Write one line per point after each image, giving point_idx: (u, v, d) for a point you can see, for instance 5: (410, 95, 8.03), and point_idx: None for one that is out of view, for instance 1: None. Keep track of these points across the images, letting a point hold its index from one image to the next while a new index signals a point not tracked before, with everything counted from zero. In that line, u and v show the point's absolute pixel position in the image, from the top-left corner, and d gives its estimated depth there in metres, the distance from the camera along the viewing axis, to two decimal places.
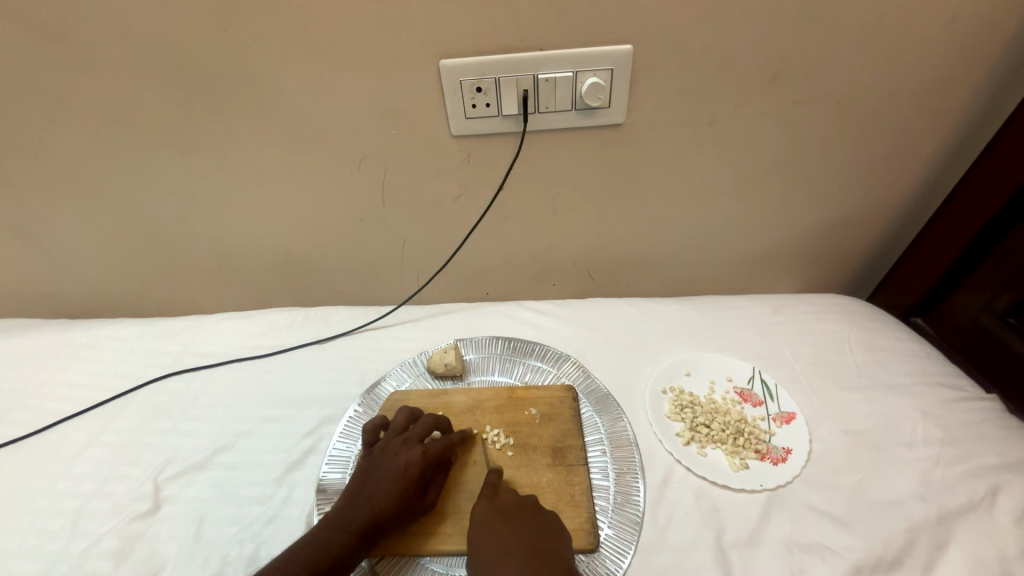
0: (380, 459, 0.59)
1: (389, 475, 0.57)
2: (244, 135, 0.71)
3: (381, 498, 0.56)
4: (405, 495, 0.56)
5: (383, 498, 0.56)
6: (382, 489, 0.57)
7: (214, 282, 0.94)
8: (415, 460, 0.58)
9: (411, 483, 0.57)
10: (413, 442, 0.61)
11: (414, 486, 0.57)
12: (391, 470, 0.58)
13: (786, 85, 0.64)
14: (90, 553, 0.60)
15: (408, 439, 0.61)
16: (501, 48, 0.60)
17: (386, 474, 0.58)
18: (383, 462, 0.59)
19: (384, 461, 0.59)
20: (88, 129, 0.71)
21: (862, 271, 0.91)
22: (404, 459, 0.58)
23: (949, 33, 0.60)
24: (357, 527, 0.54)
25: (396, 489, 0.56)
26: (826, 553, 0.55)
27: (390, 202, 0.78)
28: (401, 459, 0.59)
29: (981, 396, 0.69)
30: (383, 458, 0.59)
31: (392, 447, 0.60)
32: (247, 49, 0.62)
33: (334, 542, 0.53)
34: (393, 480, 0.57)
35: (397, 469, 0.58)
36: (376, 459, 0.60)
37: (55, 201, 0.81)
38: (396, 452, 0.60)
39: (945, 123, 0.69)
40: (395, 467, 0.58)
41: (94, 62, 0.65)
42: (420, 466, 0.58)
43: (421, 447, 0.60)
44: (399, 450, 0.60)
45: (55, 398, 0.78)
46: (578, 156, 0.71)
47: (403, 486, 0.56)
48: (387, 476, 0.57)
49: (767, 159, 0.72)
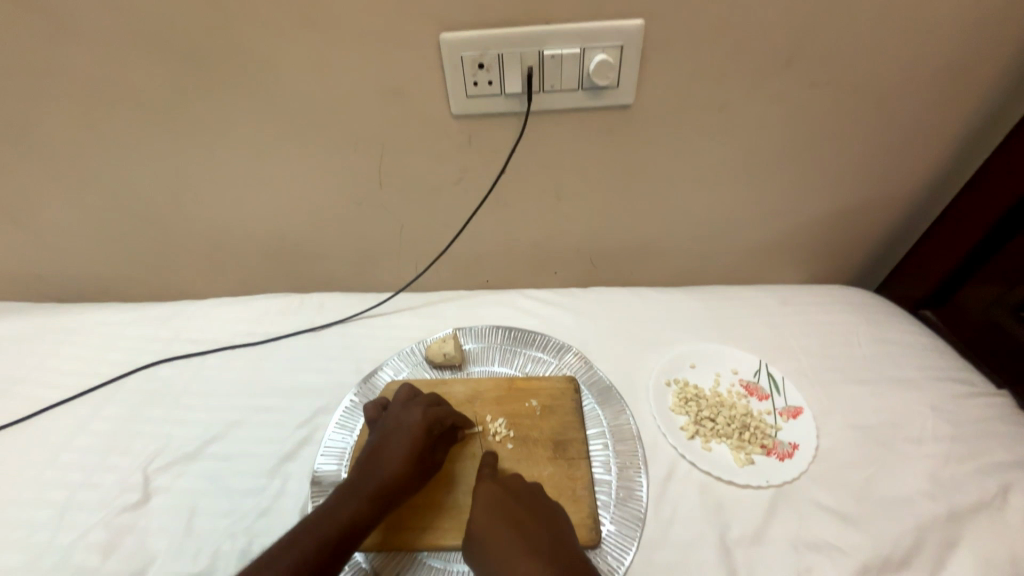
0: (384, 428, 0.60)
1: (395, 440, 0.58)
2: (232, 113, 0.67)
3: (388, 463, 0.56)
4: (412, 454, 0.57)
5: (391, 461, 0.56)
6: (389, 452, 0.57)
7: (206, 266, 0.91)
8: (418, 420, 0.59)
9: (416, 442, 0.57)
10: (414, 405, 0.62)
11: (420, 444, 0.58)
12: (396, 434, 0.59)
13: (805, 66, 0.61)
14: (78, 546, 0.58)
15: (409, 404, 0.62)
16: (505, 21, 0.57)
17: (391, 439, 0.58)
18: (387, 429, 0.60)
19: (388, 428, 0.60)
20: (67, 104, 0.68)
21: (872, 262, 0.89)
22: (407, 422, 0.59)
23: (981, 12, 0.57)
24: (368, 493, 0.54)
25: (402, 450, 0.57)
26: (832, 551, 0.54)
27: (387, 186, 0.75)
28: (404, 423, 0.60)
29: (992, 392, 0.68)
30: (387, 426, 0.60)
31: (394, 415, 0.61)
32: (234, 19, 0.58)
33: (346, 508, 0.53)
34: (399, 443, 0.58)
35: (402, 432, 0.59)
36: (381, 428, 0.61)
37: (35, 180, 0.77)
38: (399, 417, 0.61)
39: (969, 108, 0.66)
40: (399, 431, 0.59)
41: (71, 32, 0.60)
42: (423, 424, 0.59)
43: (422, 408, 0.61)
44: (401, 415, 0.61)
45: (41, 385, 0.76)
46: (583, 139, 0.68)
47: (409, 446, 0.57)
48: (392, 440, 0.58)
49: (781, 144, 0.69)
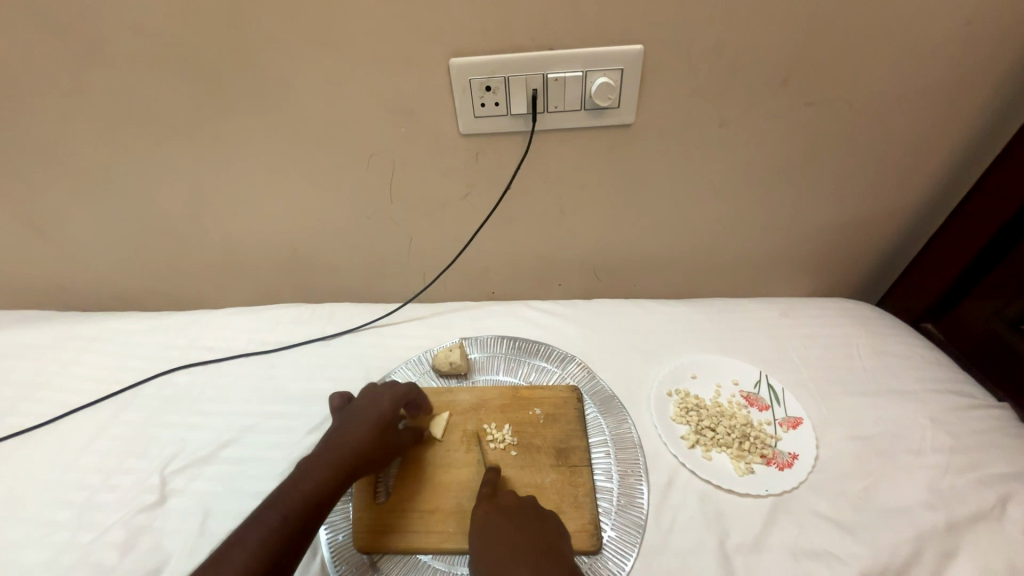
0: (351, 410, 0.62)
1: (359, 421, 0.61)
2: (255, 132, 0.71)
3: (349, 441, 0.59)
4: (376, 432, 0.60)
5: (354, 439, 0.59)
6: (351, 431, 0.59)
7: (222, 277, 0.94)
8: (382, 404, 0.62)
9: (380, 422, 0.61)
10: (380, 389, 0.64)
11: (383, 422, 0.61)
12: (362, 415, 0.61)
13: (798, 88, 0.64)
14: (96, 545, 0.60)
15: (376, 388, 0.65)
16: (511, 47, 0.60)
17: (357, 419, 0.61)
18: (354, 410, 0.62)
19: (354, 411, 0.62)
20: (101, 122, 0.72)
21: (872, 275, 0.90)
22: (373, 406, 0.62)
23: (966, 36, 0.59)
24: (330, 467, 0.57)
25: (366, 428, 0.60)
26: (831, 559, 0.54)
27: (397, 201, 0.78)
28: (371, 404, 0.62)
29: (991, 404, 0.68)
30: (353, 408, 0.63)
31: (361, 400, 0.64)
32: (259, 45, 0.62)
33: (309, 481, 0.55)
34: (364, 422, 0.60)
35: (367, 413, 0.61)
36: (348, 410, 0.63)
37: (68, 195, 0.82)
38: (365, 400, 0.63)
39: (958, 127, 0.68)
40: (364, 414, 0.61)
41: (111, 59, 0.65)
42: (388, 406, 0.62)
43: (388, 392, 0.64)
44: (368, 400, 0.63)
45: (65, 389, 0.79)
46: (585, 157, 0.71)
47: (373, 424, 0.60)
48: (356, 420, 0.61)
49: (778, 161, 0.72)
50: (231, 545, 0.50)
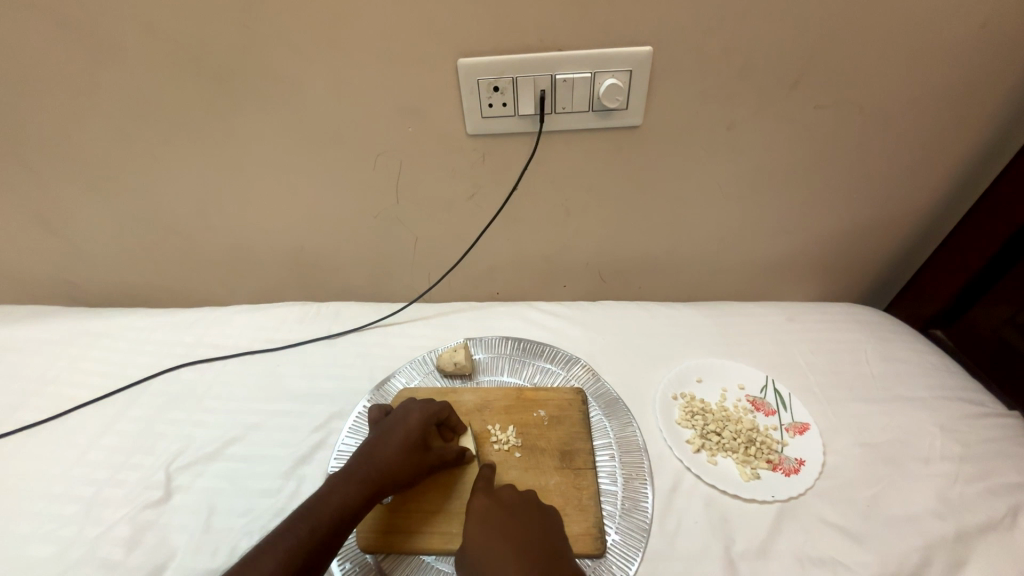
0: (383, 425, 0.62)
1: (391, 437, 0.60)
2: (263, 131, 0.72)
3: (380, 456, 0.58)
4: (407, 448, 0.59)
5: (385, 454, 0.58)
6: (383, 447, 0.59)
7: (228, 274, 0.95)
8: (414, 421, 0.61)
9: (411, 439, 0.59)
10: (413, 405, 0.64)
11: (414, 439, 0.60)
12: (394, 430, 0.60)
13: (808, 90, 0.63)
14: (102, 540, 0.61)
15: (409, 404, 0.64)
16: (519, 47, 0.60)
17: (389, 434, 0.60)
18: (386, 425, 0.61)
19: (386, 425, 0.61)
20: (112, 120, 0.72)
21: (880, 280, 0.89)
22: (405, 422, 0.61)
23: (979, 40, 0.59)
24: (360, 482, 0.56)
25: (397, 444, 0.59)
26: (838, 567, 0.54)
27: (403, 201, 0.78)
28: (403, 419, 0.61)
29: (1001, 412, 0.67)
30: (386, 423, 0.62)
31: (394, 415, 0.63)
32: (268, 44, 0.62)
33: (337, 494, 0.55)
34: (395, 437, 0.59)
35: (399, 428, 0.60)
36: (381, 425, 0.62)
37: (79, 192, 0.82)
38: (397, 416, 0.62)
39: (970, 131, 0.67)
40: (396, 429, 0.60)
41: (122, 57, 0.65)
42: (419, 422, 0.61)
43: (421, 407, 0.63)
44: (400, 415, 0.62)
45: (72, 384, 0.79)
46: (592, 158, 0.71)
47: (404, 440, 0.59)
48: (388, 435, 0.60)
49: (786, 164, 0.71)
50: (254, 554, 0.49)
